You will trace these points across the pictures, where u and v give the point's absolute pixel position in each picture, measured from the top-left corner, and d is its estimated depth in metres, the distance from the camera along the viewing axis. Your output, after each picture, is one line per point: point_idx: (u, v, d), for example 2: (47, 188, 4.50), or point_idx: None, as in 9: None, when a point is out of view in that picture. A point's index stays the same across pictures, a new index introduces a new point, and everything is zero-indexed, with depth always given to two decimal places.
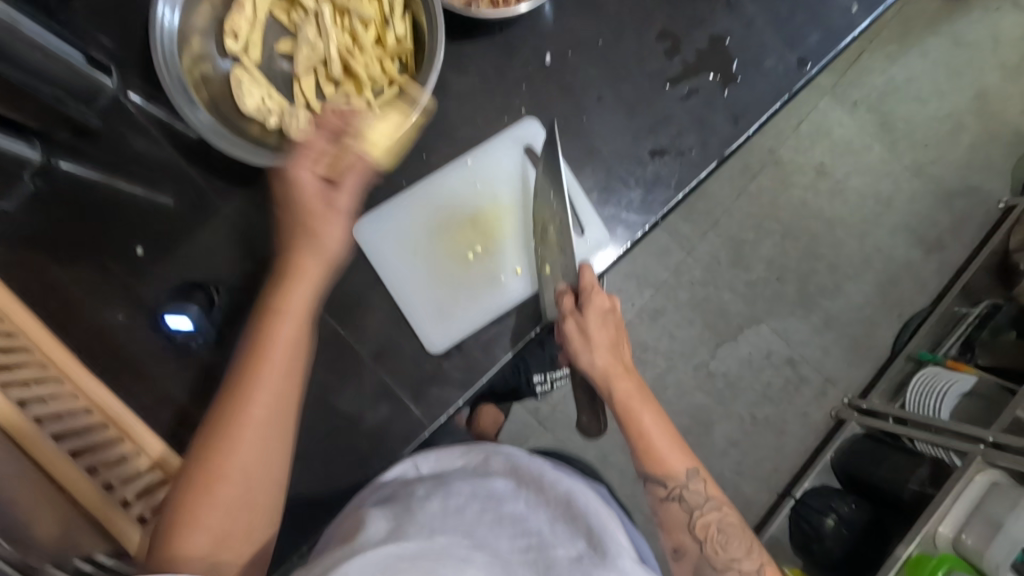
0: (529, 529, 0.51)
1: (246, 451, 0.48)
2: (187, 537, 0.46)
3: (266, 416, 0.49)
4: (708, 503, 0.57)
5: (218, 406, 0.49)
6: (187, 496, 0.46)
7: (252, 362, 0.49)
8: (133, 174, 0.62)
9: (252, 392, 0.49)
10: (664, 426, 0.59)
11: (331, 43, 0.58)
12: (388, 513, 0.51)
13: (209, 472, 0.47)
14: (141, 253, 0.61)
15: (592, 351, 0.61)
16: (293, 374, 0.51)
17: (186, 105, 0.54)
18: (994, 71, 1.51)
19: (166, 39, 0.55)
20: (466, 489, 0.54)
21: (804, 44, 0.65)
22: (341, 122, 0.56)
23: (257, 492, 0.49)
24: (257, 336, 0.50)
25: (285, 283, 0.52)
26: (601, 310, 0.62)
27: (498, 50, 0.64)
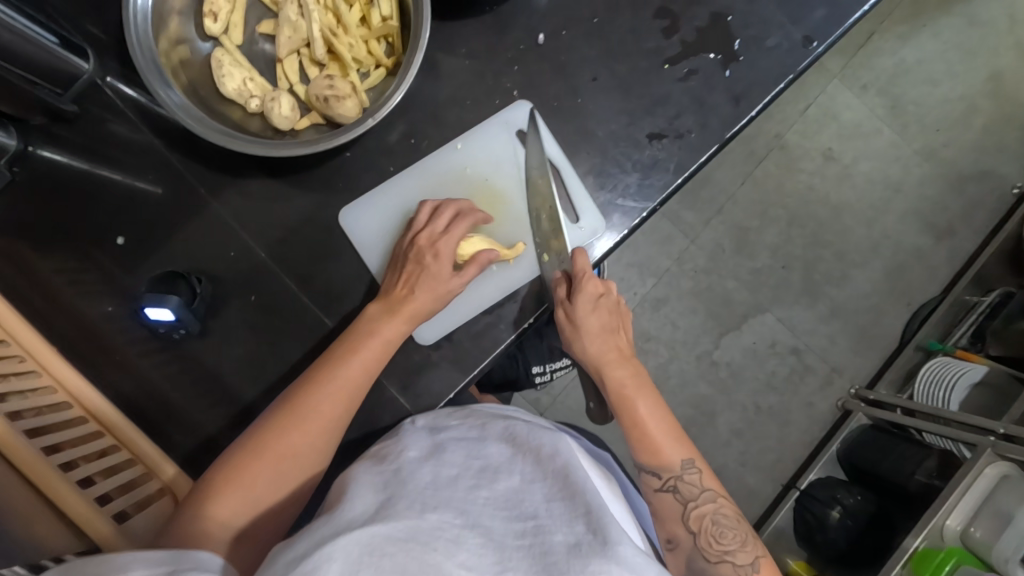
0: (526, 511, 0.45)
1: (297, 446, 0.52)
2: (222, 499, 0.49)
3: (324, 424, 0.53)
4: (704, 493, 0.56)
5: (287, 398, 0.53)
6: (239, 459, 0.50)
7: (327, 374, 0.53)
8: (115, 162, 0.61)
9: (318, 398, 0.53)
10: (660, 415, 0.58)
11: (314, 23, 0.54)
12: (378, 485, 0.46)
13: (262, 449, 0.51)
14: (122, 244, 0.60)
15: (584, 340, 0.60)
16: (354, 398, 0.54)
17: (162, 88, 0.52)
18: (1010, 50, 1.46)
19: (140, 19, 0.52)
20: (458, 458, 0.50)
21: (810, 20, 0.62)
22: (325, 106, 0.54)
23: (289, 485, 0.52)
24: (336, 352, 0.55)
25: (375, 321, 0.56)
26: (593, 295, 0.59)
27: (489, 31, 0.62)
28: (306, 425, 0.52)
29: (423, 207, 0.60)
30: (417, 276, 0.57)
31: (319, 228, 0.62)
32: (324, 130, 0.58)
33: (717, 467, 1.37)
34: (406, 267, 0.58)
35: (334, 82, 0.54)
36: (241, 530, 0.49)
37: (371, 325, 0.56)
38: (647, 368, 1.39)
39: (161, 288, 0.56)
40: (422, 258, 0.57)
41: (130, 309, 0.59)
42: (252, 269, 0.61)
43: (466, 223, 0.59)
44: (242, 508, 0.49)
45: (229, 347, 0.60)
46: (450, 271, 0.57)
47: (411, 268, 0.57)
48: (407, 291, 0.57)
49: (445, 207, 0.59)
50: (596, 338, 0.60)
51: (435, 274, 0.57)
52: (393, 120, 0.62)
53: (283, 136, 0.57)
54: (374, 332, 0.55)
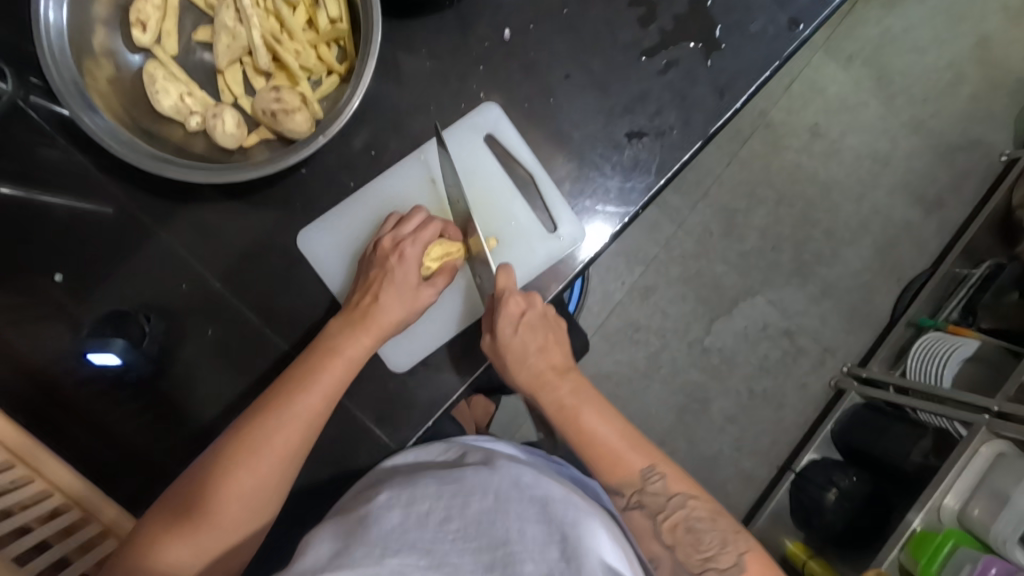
0: (497, 541, 0.43)
1: (249, 485, 0.47)
2: (163, 549, 0.45)
3: (279, 459, 0.48)
4: (671, 500, 0.53)
5: (234, 433, 0.48)
6: (183, 502, 0.46)
7: (280, 404, 0.48)
8: (53, 187, 0.56)
9: (271, 430, 0.47)
10: (609, 427, 0.54)
11: (254, 29, 0.49)
12: (341, 532, 0.44)
13: (209, 492, 0.46)
14: (61, 280, 0.55)
15: (514, 369, 0.55)
16: (313, 429, 0.49)
17: (87, 110, 0.47)
18: (996, 14, 1.42)
19: (56, 34, 0.47)
20: (433, 490, 0.48)
21: (796, 1, 0.58)
22: (271, 120, 0.49)
23: (238, 527, 0.47)
24: (291, 379, 0.50)
25: (342, 337, 0.51)
26: (513, 318, 0.53)
27: (449, 28, 0.57)
28: (257, 457, 0.47)
29: (391, 217, 0.56)
30: (381, 283, 0.53)
31: (277, 253, 0.57)
32: (276, 146, 0.53)
33: (713, 454, 1.36)
34: (368, 273, 0.54)
35: (281, 94, 0.49)
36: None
37: (335, 342, 0.51)
38: (638, 358, 1.36)
39: (108, 330, 0.53)
40: (386, 264, 0.53)
41: (78, 346, 0.55)
42: (210, 303, 0.56)
43: (434, 226, 0.54)
44: (188, 552, 0.46)
45: (188, 380, 0.55)
46: (418, 280, 0.53)
47: (373, 274, 0.53)
48: (371, 300, 0.53)
49: (413, 213, 0.55)
50: (528, 362, 0.55)
51: (397, 282, 0.52)
52: (353, 129, 0.57)
53: (233, 155, 0.52)
54: (339, 351, 0.51)
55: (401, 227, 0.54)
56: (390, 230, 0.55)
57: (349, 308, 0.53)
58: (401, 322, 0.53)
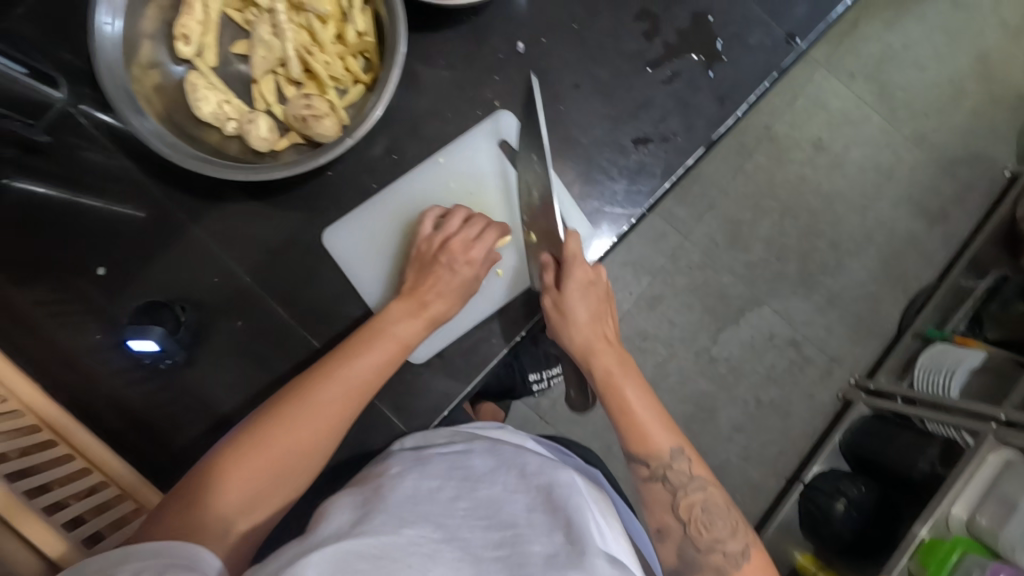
0: (506, 521, 0.45)
1: (305, 444, 0.50)
2: (218, 495, 0.46)
3: (332, 421, 0.51)
4: (692, 482, 0.56)
5: (291, 391, 0.51)
6: (240, 454, 0.48)
7: (339, 368, 0.52)
8: (96, 190, 0.60)
9: (329, 394, 0.51)
10: (647, 403, 0.58)
11: (288, 43, 0.53)
12: (358, 501, 0.46)
13: (266, 446, 0.48)
14: (103, 273, 0.59)
15: (570, 329, 0.58)
16: (363, 398, 0.52)
17: (135, 114, 0.51)
18: (995, 32, 1.45)
19: (109, 46, 0.51)
20: (440, 471, 0.51)
21: (792, 17, 0.61)
22: (304, 128, 0.53)
23: (285, 484, 0.50)
24: (344, 350, 0.53)
25: (394, 317, 0.55)
26: (582, 283, 0.58)
27: (466, 41, 0.60)
28: (314, 415, 0.50)
29: (428, 215, 0.59)
30: (446, 280, 0.57)
31: (303, 251, 0.61)
32: (304, 150, 0.56)
33: (720, 463, 1.36)
34: (432, 269, 0.57)
35: (311, 101, 0.53)
36: (235, 528, 0.47)
37: (387, 321, 0.55)
38: (646, 367, 1.38)
39: (144, 320, 0.57)
40: (454, 263, 0.57)
41: (114, 338, 0.58)
42: (239, 297, 0.60)
43: (492, 229, 0.59)
44: (237, 502, 0.47)
45: (216, 371, 0.59)
46: (476, 280, 0.58)
47: (437, 269, 0.57)
48: (435, 296, 0.57)
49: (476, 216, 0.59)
50: (583, 325, 0.58)
51: (461, 280, 0.57)
52: (375, 135, 0.61)
53: (265, 158, 0.56)
54: (393, 330, 0.55)
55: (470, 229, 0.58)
56: (461, 231, 0.58)
57: (408, 295, 0.57)
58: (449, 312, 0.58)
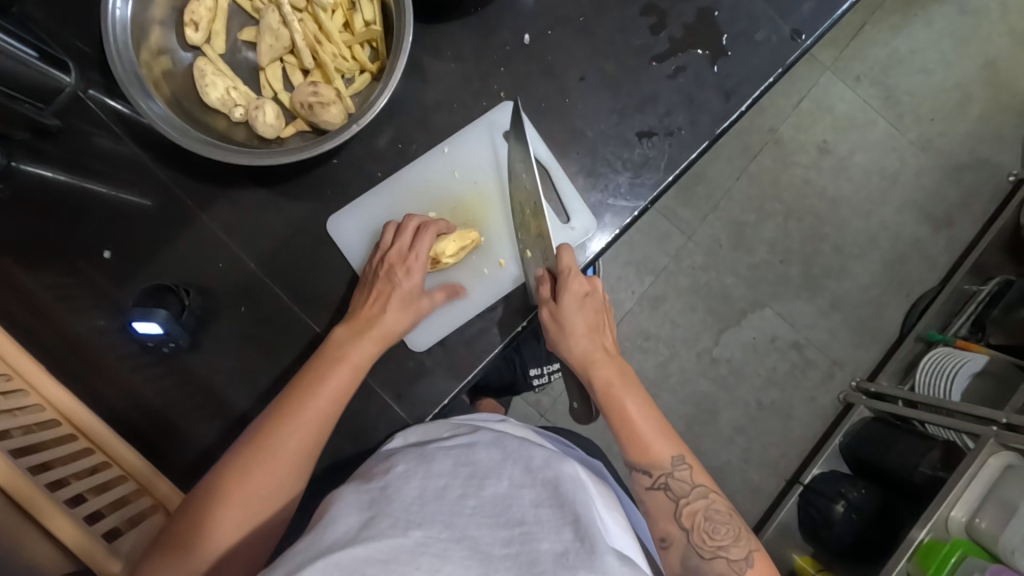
0: (513, 519, 0.46)
1: (266, 493, 0.50)
2: (188, 558, 0.47)
3: (294, 464, 0.51)
4: (695, 490, 0.55)
5: (253, 438, 0.51)
6: (202, 514, 0.48)
7: (296, 407, 0.51)
8: (104, 176, 0.60)
9: (283, 439, 0.50)
10: (647, 411, 0.57)
11: (296, 31, 0.54)
12: (363, 501, 0.48)
13: (228, 502, 0.49)
14: (110, 258, 0.60)
15: (568, 341, 0.58)
16: (324, 434, 0.52)
17: (144, 100, 0.51)
18: (1002, 37, 1.45)
19: (118, 29, 0.51)
20: (447, 469, 0.51)
21: (799, 13, 0.62)
22: (263, 113, 0.53)
23: (258, 533, 0.50)
24: (296, 392, 0.52)
25: (343, 343, 0.55)
26: (579, 294, 0.58)
27: (473, 33, 0.61)
28: (276, 457, 0.50)
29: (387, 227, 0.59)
30: (387, 292, 0.56)
31: (307, 239, 0.61)
32: (310, 137, 0.57)
33: (720, 464, 1.36)
34: (374, 283, 0.57)
35: (318, 89, 0.53)
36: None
37: (340, 350, 0.54)
38: (647, 367, 1.38)
39: (150, 302, 0.56)
40: (393, 272, 0.56)
41: (120, 322, 0.59)
42: (247, 283, 0.60)
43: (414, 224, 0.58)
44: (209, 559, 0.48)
45: (220, 356, 0.59)
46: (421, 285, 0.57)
47: (376, 289, 0.56)
48: (375, 312, 0.56)
49: (410, 223, 0.58)
50: (581, 338, 0.59)
51: (406, 291, 0.56)
52: (382, 125, 0.62)
53: (270, 144, 0.56)
54: (343, 356, 0.54)
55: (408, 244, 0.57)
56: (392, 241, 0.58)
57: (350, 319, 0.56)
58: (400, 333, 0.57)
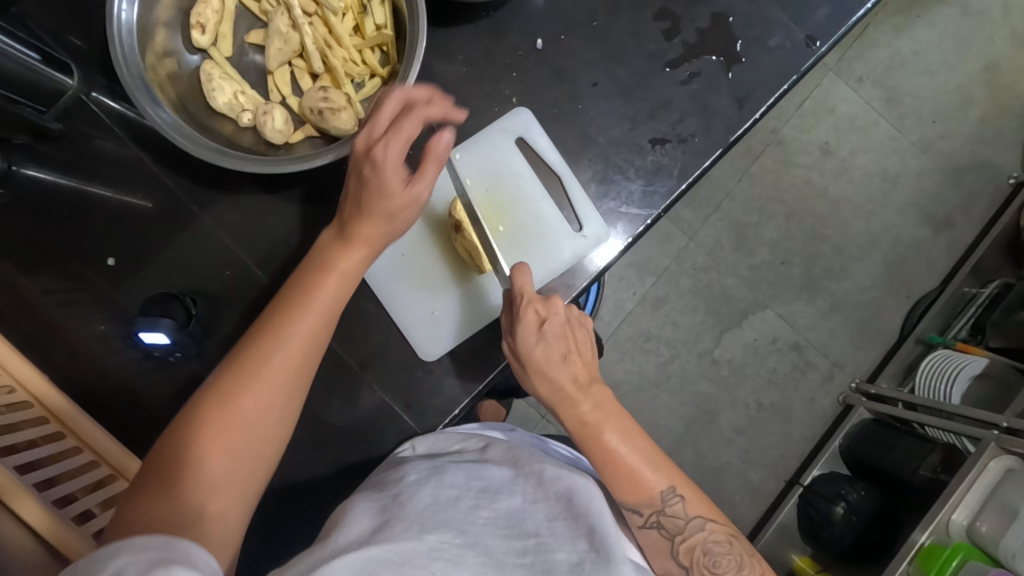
0: (527, 530, 0.48)
1: (254, 413, 0.45)
2: (174, 484, 0.42)
3: (282, 380, 0.46)
4: (691, 522, 0.53)
5: (234, 356, 0.47)
6: (185, 436, 0.43)
7: (279, 324, 0.47)
8: (109, 179, 0.59)
9: (270, 348, 0.46)
10: (633, 445, 0.54)
11: (306, 35, 0.53)
12: (375, 508, 0.49)
13: (215, 419, 0.44)
14: (114, 264, 0.59)
15: (536, 377, 0.55)
16: (314, 349, 0.48)
17: (151, 105, 0.50)
18: (1003, 39, 1.46)
19: (124, 32, 0.50)
20: (459, 479, 0.52)
21: (812, 20, 0.61)
22: (271, 123, 0.53)
23: (249, 455, 0.45)
24: (281, 304, 0.48)
25: (332, 253, 0.50)
26: (534, 324, 0.54)
27: (484, 35, 0.60)
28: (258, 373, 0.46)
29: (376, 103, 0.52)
30: (359, 190, 0.49)
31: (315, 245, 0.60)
32: (319, 143, 0.56)
33: (721, 465, 1.36)
34: (350, 178, 0.50)
35: (328, 94, 0.52)
36: (207, 511, 0.43)
37: (328, 260, 0.50)
38: (648, 368, 1.38)
39: (155, 310, 0.55)
40: (361, 168, 0.49)
41: (124, 328, 0.58)
42: (253, 292, 0.59)
43: (417, 120, 0.48)
44: (197, 485, 0.43)
45: None
46: (400, 181, 0.49)
47: (350, 186, 0.50)
48: (356, 212, 0.50)
49: (390, 97, 0.49)
50: (551, 369, 0.54)
51: (378, 185, 0.49)
52: None
53: (278, 150, 0.55)
54: (332, 266, 0.50)
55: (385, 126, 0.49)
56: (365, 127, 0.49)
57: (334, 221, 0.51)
58: (392, 235, 0.52)
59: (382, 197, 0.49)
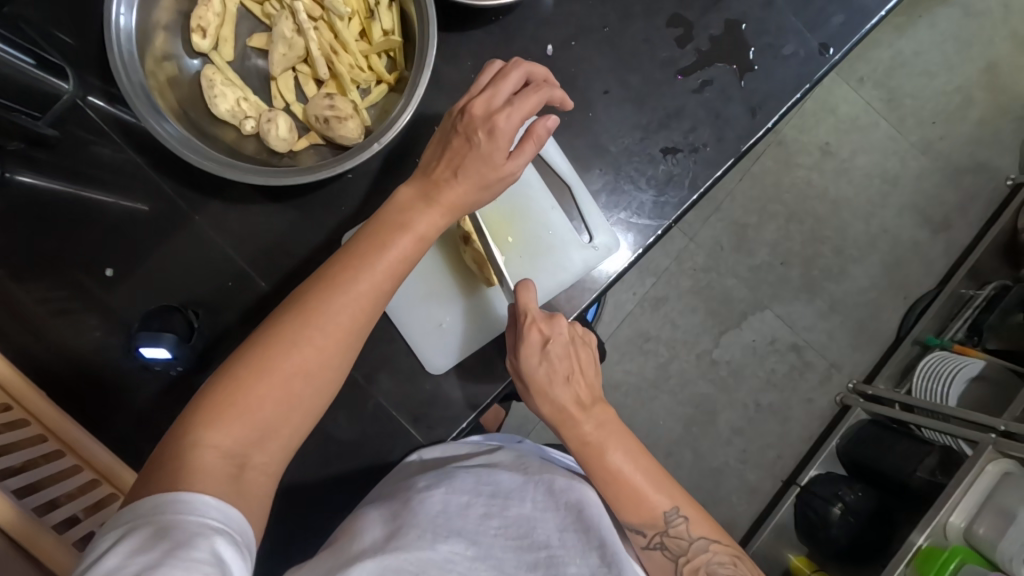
0: (538, 542, 0.48)
1: (310, 366, 0.43)
2: (224, 428, 0.40)
3: (343, 338, 0.44)
4: (694, 543, 0.52)
5: (297, 302, 0.44)
6: (240, 380, 0.41)
7: (346, 277, 0.45)
8: (106, 185, 0.57)
9: (334, 304, 0.44)
10: (636, 464, 0.53)
11: (311, 41, 0.51)
12: (386, 513, 0.49)
13: (273, 366, 0.42)
14: (112, 274, 0.57)
15: (538, 397, 0.54)
16: (376, 310, 0.46)
17: (151, 112, 0.48)
18: (1004, 40, 1.46)
19: (122, 37, 0.48)
20: (469, 484, 0.51)
21: (826, 27, 0.60)
22: (274, 130, 0.51)
23: (298, 409, 0.43)
24: (346, 258, 0.46)
25: (407, 210, 0.48)
26: (536, 346, 0.53)
27: (493, 41, 0.58)
28: (322, 325, 0.43)
29: (487, 70, 0.50)
30: (462, 154, 0.48)
31: (320, 255, 0.59)
32: (324, 151, 0.54)
33: (719, 465, 1.37)
34: (450, 141, 0.48)
35: (334, 102, 0.51)
36: (251, 462, 0.41)
37: (401, 220, 0.47)
38: (647, 368, 1.38)
39: (155, 325, 0.52)
40: (473, 133, 0.47)
41: (123, 338, 0.56)
42: (256, 304, 0.58)
43: (535, 99, 0.48)
44: (246, 434, 0.41)
45: None
46: (506, 154, 0.48)
47: (450, 146, 0.48)
48: (448, 175, 0.48)
49: (513, 71, 0.48)
50: (552, 389, 0.54)
51: (486, 153, 0.47)
52: (397, 138, 0.59)
53: (281, 158, 0.54)
54: (407, 224, 0.47)
55: (496, 98, 0.47)
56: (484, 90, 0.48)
57: (420, 181, 0.49)
58: (473, 202, 0.50)
59: (477, 166, 0.48)
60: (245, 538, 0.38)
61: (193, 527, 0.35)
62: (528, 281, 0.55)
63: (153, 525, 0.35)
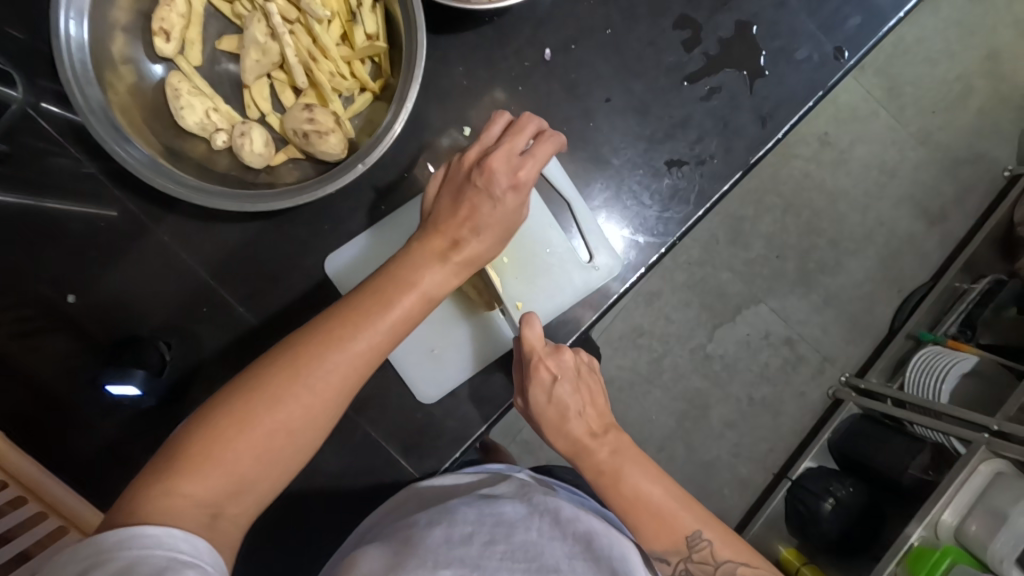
0: (545, 564, 0.45)
1: (295, 423, 0.40)
2: (196, 482, 0.36)
3: (336, 395, 0.41)
4: (721, 566, 0.50)
5: (290, 349, 0.41)
6: (218, 429, 0.38)
7: (346, 330, 0.41)
8: (65, 199, 0.53)
9: (332, 358, 0.41)
10: (656, 488, 0.51)
11: (286, 47, 0.46)
12: (385, 546, 0.47)
13: (257, 418, 0.39)
14: (75, 300, 0.53)
15: (551, 435, 0.53)
16: (370, 366, 0.43)
17: (110, 128, 0.44)
18: (1008, 28, 1.42)
19: (73, 43, 0.43)
20: (472, 515, 0.48)
21: (842, 30, 0.56)
22: (249, 146, 0.46)
23: (277, 465, 0.40)
24: (348, 307, 0.42)
25: (415, 258, 0.45)
26: (544, 386, 0.51)
27: (487, 44, 0.54)
28: (314, 380, 0.40)
29: (500, 118, 0.47)
30: (479, 208, 0.46)
31: (304, 277, 0.55)
32: (304, 165, 0.50)
33: (711, 460, 1.36)
34: (465, 190, 0.46)
35: (314, 114, 0.46)
36: (222, 515, 0.38)
37: (407, 273, 0.44)
38: (640, 363, 1.36)
39: (126, 358, 0.50)
40: (488, 186, 0.45)
41: (93, 362, 0.52)
42: (235, 329, 0.54)
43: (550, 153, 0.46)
44: (220, 489, 0.37)
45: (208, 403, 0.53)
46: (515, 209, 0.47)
47: (467, 199, 0.45)
48: (459, 227, 0.46)
49: (528, 123, 0.46)
50: (567, 424, 0.52)
51: (502, 212, 0.46)
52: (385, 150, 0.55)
53: (258, 173, 0.49)
54: (413, 275, 0.44)
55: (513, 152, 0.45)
56: (501, 142, 0.46)
57: (430, 232, 0.46)
58: (479, 254, 0.47)
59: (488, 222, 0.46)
60: (217, 569, 0.36)
61: (163, 560, 0.33)
62: (532, 314, 0.52)
63: (118, 561, 0.32)
